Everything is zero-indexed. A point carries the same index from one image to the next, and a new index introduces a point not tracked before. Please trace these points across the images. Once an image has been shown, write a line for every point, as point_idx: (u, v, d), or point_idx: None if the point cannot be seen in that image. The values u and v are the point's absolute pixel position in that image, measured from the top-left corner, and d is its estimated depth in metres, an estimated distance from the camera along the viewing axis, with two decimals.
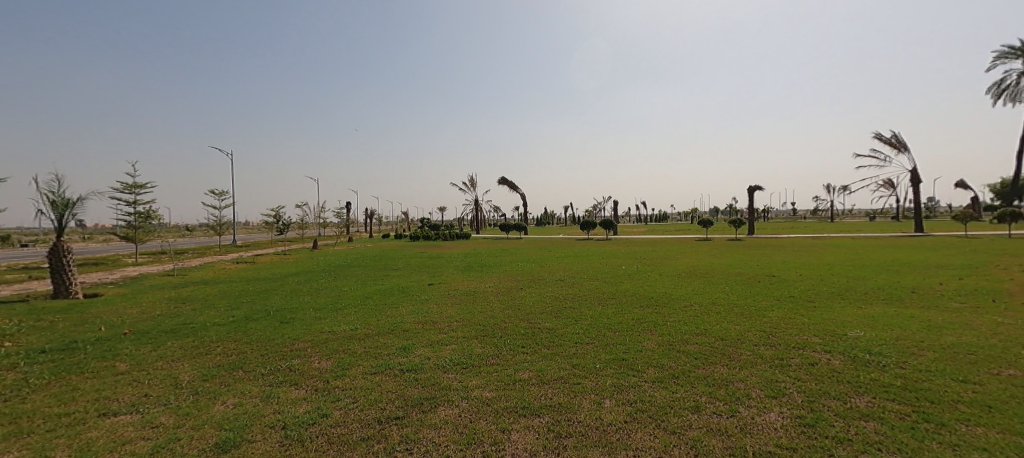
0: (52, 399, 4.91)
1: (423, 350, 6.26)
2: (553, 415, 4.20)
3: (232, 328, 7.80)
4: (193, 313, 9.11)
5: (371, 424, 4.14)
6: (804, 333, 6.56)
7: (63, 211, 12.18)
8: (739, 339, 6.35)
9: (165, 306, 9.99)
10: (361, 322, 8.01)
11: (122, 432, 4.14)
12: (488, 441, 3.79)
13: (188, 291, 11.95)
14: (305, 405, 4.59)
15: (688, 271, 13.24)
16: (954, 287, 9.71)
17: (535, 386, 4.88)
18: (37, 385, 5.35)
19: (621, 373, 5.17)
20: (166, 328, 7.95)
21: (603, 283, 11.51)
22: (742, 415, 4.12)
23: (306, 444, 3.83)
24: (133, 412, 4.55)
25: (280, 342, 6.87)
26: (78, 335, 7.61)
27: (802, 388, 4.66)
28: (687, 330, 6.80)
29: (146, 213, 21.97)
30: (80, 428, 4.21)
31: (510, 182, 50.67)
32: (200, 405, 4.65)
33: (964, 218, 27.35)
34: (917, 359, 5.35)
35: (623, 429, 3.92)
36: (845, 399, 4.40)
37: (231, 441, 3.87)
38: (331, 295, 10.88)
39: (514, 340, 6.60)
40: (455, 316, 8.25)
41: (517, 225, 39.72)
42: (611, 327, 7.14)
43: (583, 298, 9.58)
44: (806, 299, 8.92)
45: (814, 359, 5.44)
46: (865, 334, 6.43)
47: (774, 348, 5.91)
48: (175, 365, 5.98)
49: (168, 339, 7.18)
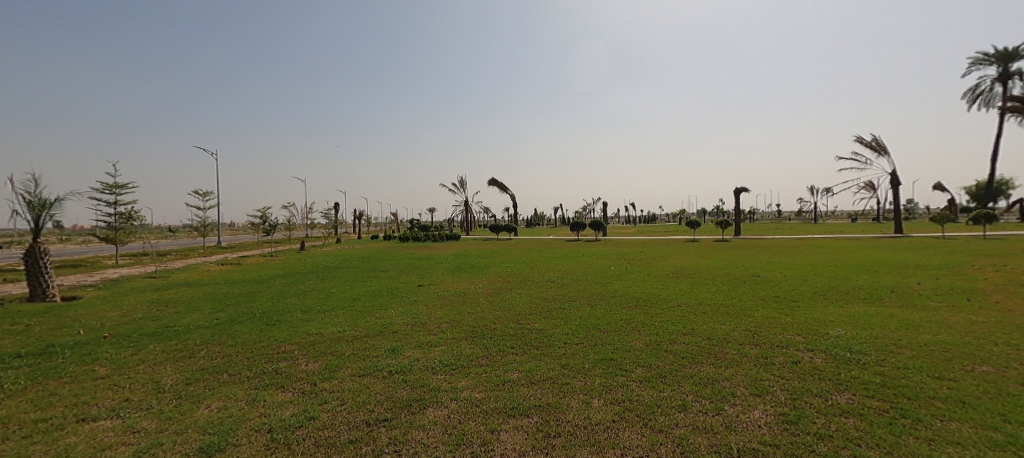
0: (29, 405, 4.79)
1: (412, 351, 6.24)
2: (542, 415, 4.23)
3: (217, 330, 7.69)
4: (176, 316, 8.93)
5: (358, 426, 4.12)
6: (788, 331, 6.71)
7: (40, 212, 11.85)
8: (725, 338, 6.45)
9: (148, 308, 9.80)
10: (350, 323, 7.96)
11: (102, 437, 4.05)
12: (477, 441, 3.80)
13: (172, 294, 11.72)
14: (292, 408, 4.55)
15: (675, 272, 13.42)
16: (932, 287, 10.00)
17: (525, 386, 4.90)
18: (12, 390, 5.21)
19: (609, 373, 5.22)
20: (149, 331, 7.79)
21: (592, 283, 11.60)
22: (728, 412, 4.20)
23: (293, 448, 3.78)
24: (113, 418, 4.45)
25: (267, 344, 6.79)
26: (57, 338, 7.42)
27: (786, 386, 4.76)
28: (675, 330, 6.89)
29: (127, 213, 21.50)
30: (58, 434, 4.11)
31: (501, 184, 49.89)
32: (185, 409, 4.58)
33: (943, 220, 28.08)
34: (896, 357, 5.51)
35: (612, 428, 3.96)
36: (827, 396, 4.51)
37: (216, 445, 3.81)
38: (319, 296, 10.78)
39: (504, 340, 6.63)
40: (445, 317, 8.25)
41: (508, 227, 39.76)
42: (600, 327, 7.22)
43: (573, 299, 9.63)
44: (790, 298, 9.11)
45: (797, 358, 5.57)
46: (847, 332, 6.60)
47: (759, 347, 6.03)
48: (158, 368, 5.86)
49: (151, 343, 7.03)
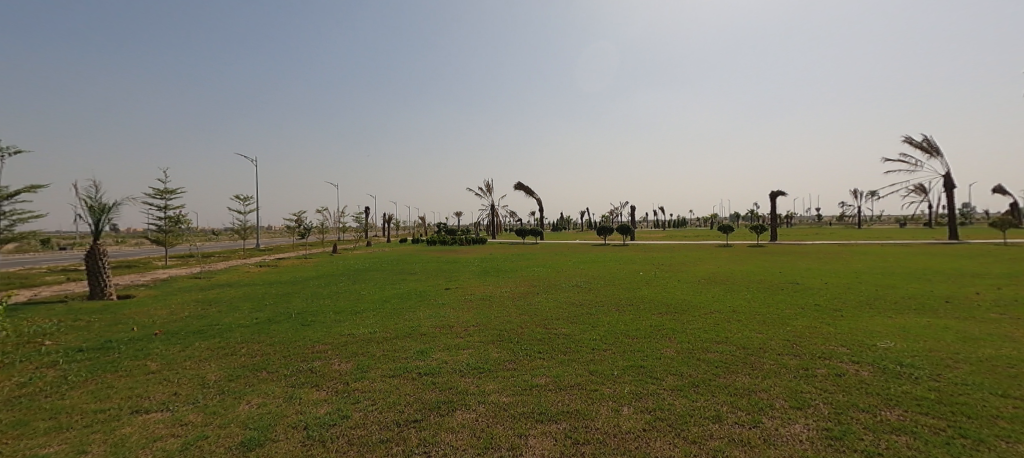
0: (88, 396, 5.14)
1: (440, 353, 6.32)
2: (570, 421, 4.19)
3: (257, 329, 8.05)
4: (219, 315, 9.40)
5: (389, 426, 4.20)
6: (830, 342, 6.37)
7: (100, 216, 12.78)
8: (762, 347, 6.20)
9: (194, 307, 10.39)
10: (380, 325, 8.14)
11: (153, 429, 4.31)
12: (505, 446, 3.80)
13: (214, 294, 12.37)
14: (326, 406, 4.69)
15: (707, 278, 13.01)
16: (994, 297, 9.25)
17: (552, 392, 4.87)
18: (75, 382, 5.62)
19: (639, 381, 5.10)
20: (194, 329, 8.24)
21: (620, 289, 11.41)
22: (766, 425, 4.02)
23: (327, 446, 3.90)
24: (163, 411, 4.72)
25: (302, 344, 7.04)
26: (113, 334, 7.96)
27: (829, 399, 4.52)
28: (708, 338, 6.67)
29: (176, 217, 22.86)
30: (114, 424, 4.40)
31: (527, 188, 49.79)
32: (227, 404, 4.81)
33: (1006, 226, 25.92)
34: (953, 372, 5.12)
35: (643, 437, 3.87)
36: (874, 412, 4.24)
37: (256, 440, 3.98)
38: (351, 298, 11.10)
39: (531, 345, 6.62)
40: (472, 320, 8.31)
41: (534, 231, 39.70)
42: (629, 333, 7.07)
43: (601, 304, 9.50)
44: (832, 307, 8.64)
45: (841, 370, 5.27)
46: (896, 344, 6.20)
47: (798, 357, 5.76)
48: (203, 365, 6.19)
49: (196, 340, 7.43)
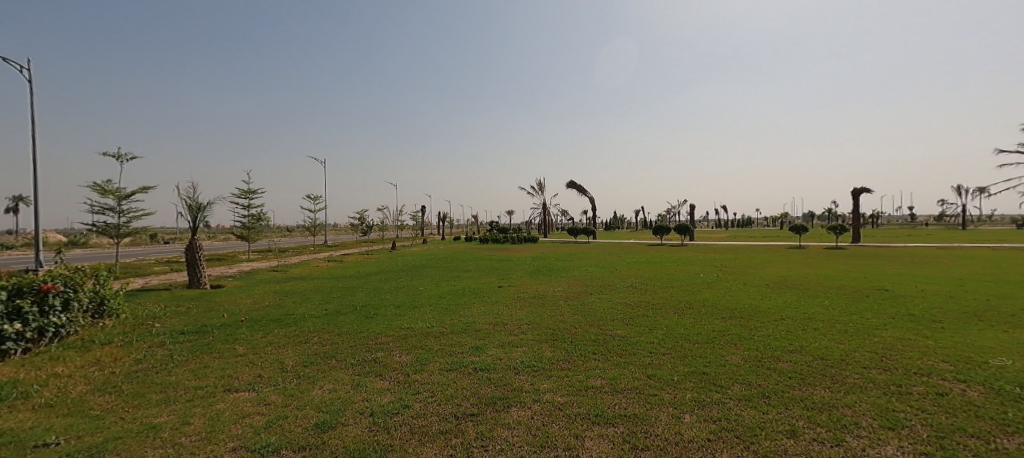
0: (190, 374, 5.85)
1: (495, 350, 6.43)
2: (628, 425, 4.08)
3: (326, 320, 8.69)
4: (294, 305, 10.27)
5: (448, 418, 4.35)
6: (929, 357, 5.63)
7: (196, 214, 14.43)
8: (844, 359, 5.63)
9: (272, 298, 11.43)
10: (436, 320, 8.45)
11: (242, 406, 4.80)
12: (561, 445, 3.79)
13: (289, 286, 13.52)
14: (389, 395, 4.95)
15: (777, 282, 12.05)
16: None
17: (609, 394, 4.77)
18: (179, 360, 6.41)
19: (702, 388, 4.85)
20: (273, 317, 9.07)
21: (678, 291, 10.90)
22: (851, 445, 3.65)
23: (391, 432, 4.12)
24: (250, 390, 5.25)
25: (366, 335, 7.49)
26: (208, 319, 8.98)
27: (928, 421, 4.01)
28: (779, 347, 6.19)
29: (257, 215, 25.24)
30: (211, 400, 4.96)
31: (579, 187, 49.04)
32: (303, 388, 5.24)
33: None
34: None
35: (707, 447, 3.68)
36: (988, 438, 3.70)
37: (328, 423, 4.30)
38: (409, 293, 11.62)
39: (586, 345, 6.52)
40: (525, 319, 8.36)
41: (586, 231, 39.07)
42: (690, 338, 6.74)
43: (658, 306, 9.14)
44: (931, 318, 7.64)
45: (943, 389, 4.66)
46: (1015, 363, 5.35)
47: (889, 372, 5.16)
48: (281, 351, 6.79)
49: (276, 328, 8.18)
